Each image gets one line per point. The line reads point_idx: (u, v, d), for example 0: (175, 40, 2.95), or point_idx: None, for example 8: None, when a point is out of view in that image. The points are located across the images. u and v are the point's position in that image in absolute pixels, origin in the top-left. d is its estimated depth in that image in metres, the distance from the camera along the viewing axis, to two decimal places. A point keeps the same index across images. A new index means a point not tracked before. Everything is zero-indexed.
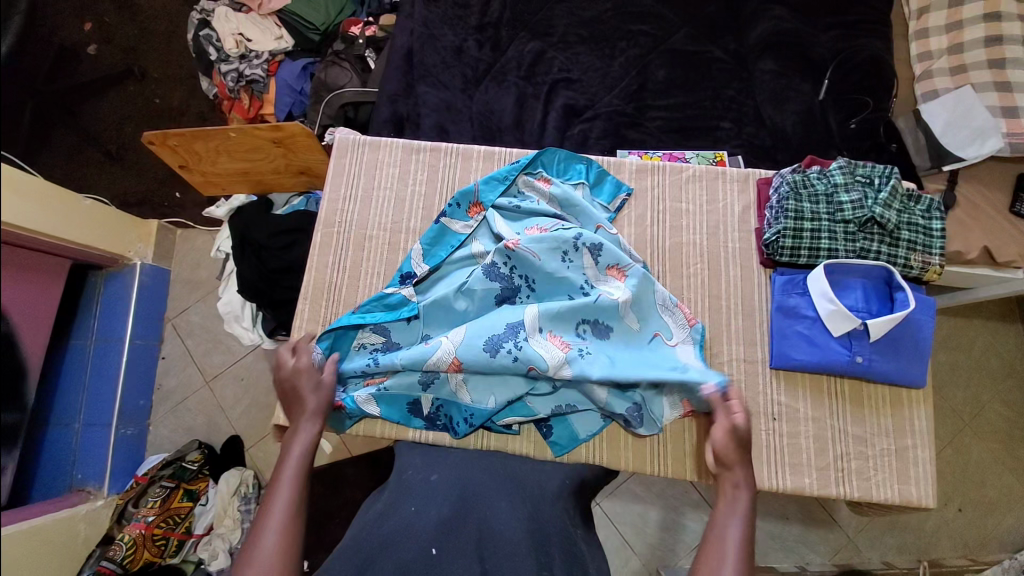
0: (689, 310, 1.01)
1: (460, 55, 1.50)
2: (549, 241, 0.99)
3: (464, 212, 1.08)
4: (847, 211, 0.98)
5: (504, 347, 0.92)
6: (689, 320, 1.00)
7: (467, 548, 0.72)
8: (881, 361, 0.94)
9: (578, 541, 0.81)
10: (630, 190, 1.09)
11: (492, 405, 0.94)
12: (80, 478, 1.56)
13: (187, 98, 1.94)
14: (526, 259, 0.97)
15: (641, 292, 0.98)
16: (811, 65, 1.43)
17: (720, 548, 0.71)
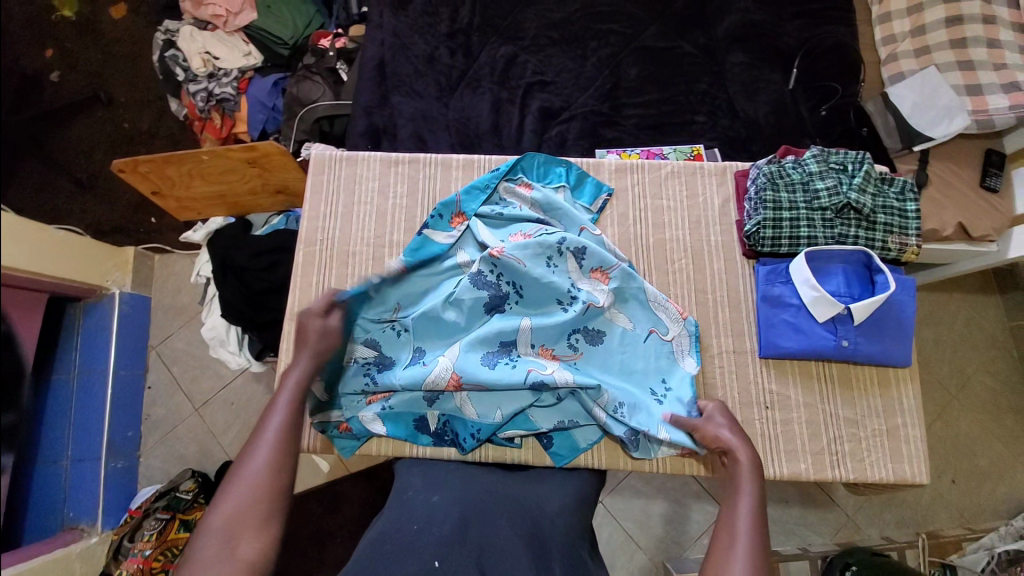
0: (680, 304, 1.03)
1: (433, 63, 1.49)
2: (534, 247, 0.99)
3: (446, 223, 1.07)
4: (823, 198, 1.00)
5: (502, 360, 0.95)
6: (682, 314, 1.01)
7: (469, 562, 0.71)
8: (866, 343, 0.96)
9: (584, 559, 0.81)
10: (611, 190, 1.10)
11: (498, 418, 0.95)
12: (72, 516, 1.51)
13: (157, 121, 1.90)
14: (513, 267, 0.97)
15: (625, 293, 1.01)
16: (779, 55, 1.46)
17: (735, 533, 0.73)
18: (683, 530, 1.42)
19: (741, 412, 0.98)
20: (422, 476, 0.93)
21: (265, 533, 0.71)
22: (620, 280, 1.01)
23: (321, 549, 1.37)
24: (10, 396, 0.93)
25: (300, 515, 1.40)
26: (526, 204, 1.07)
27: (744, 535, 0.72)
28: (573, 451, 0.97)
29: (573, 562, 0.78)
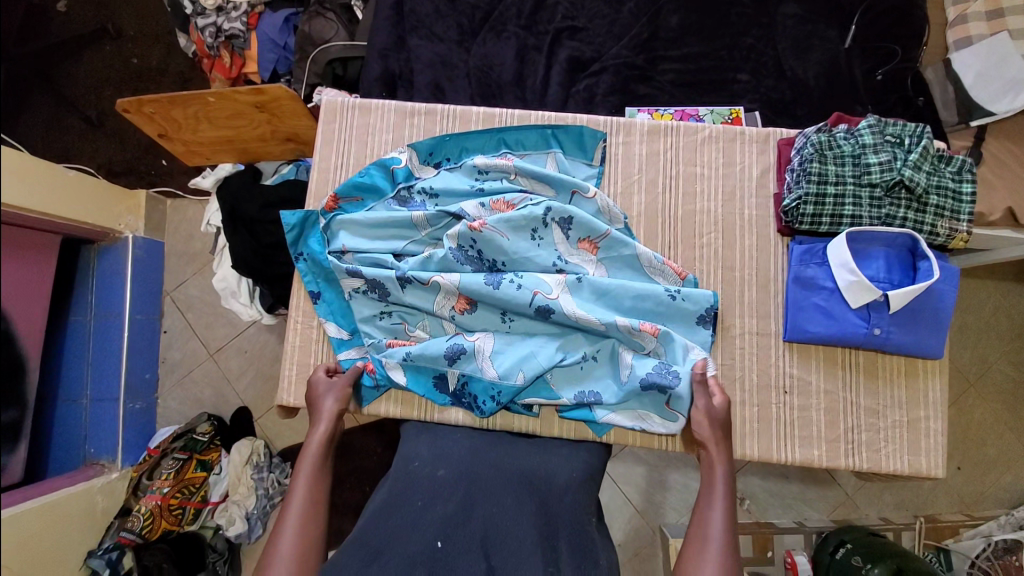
0: (678, 264, 0.97)
1: (454, 3, 1.38)
2: (516, 220, 0.94)
3: (437, 165, 1.05)
4: (874, 174, 0.91)
5: (505, 278, 0.92)
6: (679, 275, 0.96)
7: (472, 541, 0.74)
8: (899, 333, 0.91)
9: (591, 530, 0.82)
10: (606, 134, 1.02)
11: (520, 381, 0.92)
12: (93, 452, 1.58)
13: (166, 58, 1.82)
14: (493, 240, 0.93)
15: (619, 257, 0.96)
16: (837, 8, 1.31)
17: (702, 541, 0.77)
18: (680, 497, 1.44)
19: (758, 395, 0.95)
20: (431, 443, 0.92)
21: None
22: (611, 246, 0.96)
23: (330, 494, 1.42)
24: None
25: None
26: (509, 174, 0.99)
27: (712, 541, 0.77)
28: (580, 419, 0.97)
29: (577, 537, 0.79)
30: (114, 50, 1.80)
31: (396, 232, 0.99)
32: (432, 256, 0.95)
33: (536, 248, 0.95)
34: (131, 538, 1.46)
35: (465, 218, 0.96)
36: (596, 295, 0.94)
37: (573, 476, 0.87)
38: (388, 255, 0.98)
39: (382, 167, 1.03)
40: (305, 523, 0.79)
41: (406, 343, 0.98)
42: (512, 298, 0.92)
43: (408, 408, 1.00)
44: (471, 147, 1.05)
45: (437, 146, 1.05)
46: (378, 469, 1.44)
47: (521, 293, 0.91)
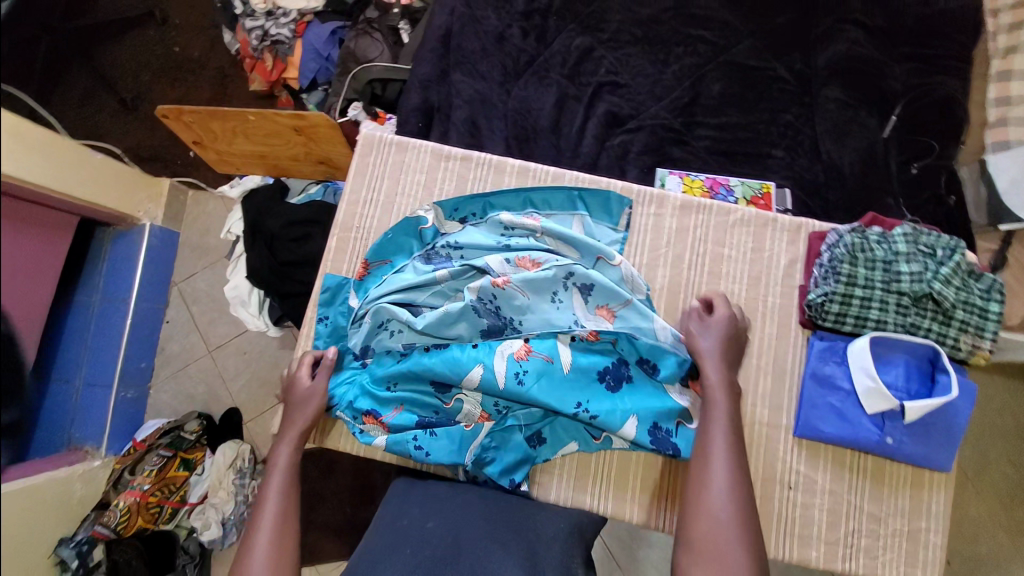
0: None
1: (502, 43, 1.39)
2: (540, 280, 0.93)
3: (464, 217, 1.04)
4: (904, 283, 0.90)
5: (505, 334, 0.95)
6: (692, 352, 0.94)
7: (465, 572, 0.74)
8: (910, 443, 0.89)
9: None
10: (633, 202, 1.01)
11: (521, 299, 0.93)
12: (78, 436, 1.55)
13: (208, 50, 1.85)
14: (512, 298, 0.93)
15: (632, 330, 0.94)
16: (879, 97, 1.32)
17: (706, 450, 0.78)
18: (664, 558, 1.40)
19: (763, 486, 0.92)
20: (421, 491, 0.91)
21: None
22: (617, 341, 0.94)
23: (311, 509, 1.40)
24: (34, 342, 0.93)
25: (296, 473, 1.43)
26: (535, 233, 0.99)
27: (714, 449, 0.78)
28: (575, 489, 0.95)
29: None
30: (158, 37, 1.83)
31: (409, 280, 0.98)
32: (449, 311, 0.93)
33: (523, 342, 0.92)
34: (106, 533, 1.43)
35: (489, 274, 0.95)
36: (564, 392, 0.90)
37: (559, 529, 0.86)
38: (402, 311, 0.95)
39: (409, 228, 1.02)
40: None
41: (376, 425, 0.95)
42: (490, 381, 0.90)
43: (403, 459, 0.98)
44: (498, 203, 1.04)
45: (463, 203, 1.04)
46: (361, 492, 1.42)
47: (502, 380, 0.90)
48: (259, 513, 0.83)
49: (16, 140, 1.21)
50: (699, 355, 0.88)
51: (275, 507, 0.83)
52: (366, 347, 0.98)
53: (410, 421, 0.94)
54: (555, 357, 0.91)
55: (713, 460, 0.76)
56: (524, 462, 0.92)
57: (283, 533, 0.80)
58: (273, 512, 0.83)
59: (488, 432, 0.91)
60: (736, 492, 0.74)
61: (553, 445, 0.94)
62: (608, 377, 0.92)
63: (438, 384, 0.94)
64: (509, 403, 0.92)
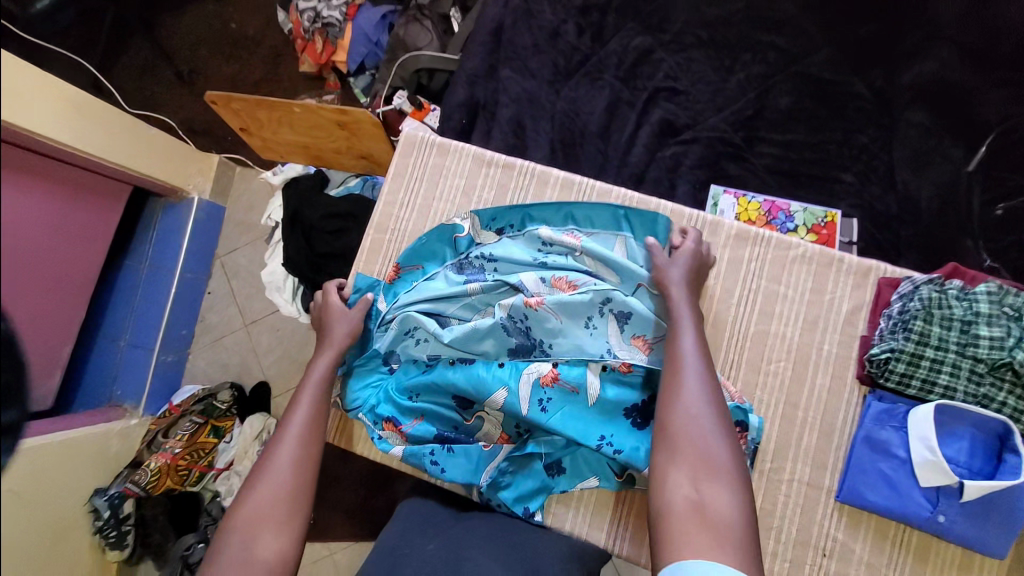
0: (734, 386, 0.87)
1: (555, 39, 1.32)
2: (573, 303, 0.88)
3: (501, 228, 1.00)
4: (982, 348, 0.80)
5: (533, 355, 0.90)
6: (735, 397, 0.85)
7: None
8: (963, 525, 0.80)
9: None
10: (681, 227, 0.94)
11: (552, 321, 0.89)
12: (119, 394, 1.64)
13: (263, 28, 1.86)
14: (544, 320, 0.89)
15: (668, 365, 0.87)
16: (969, 125, 1.17)
17: (678, 363, 0.76)
18: None
19: (794, 549, 0.85)
20: (426, 516, 0.90)
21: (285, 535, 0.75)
22: (651, 376, 0.88)
23: (327, 487, 1.43)
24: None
25: None
26: (575, 251, 0.94)
27: (688, 361, 0.76)
28: (590, 525, 0.91)
29: None
30: (217, 12, 1.86)
31: (440, 289, 0.95)
32: (476, 326, 0.90)
33: (551, 366, 0.88)
34: (135, 491, 1.48)
35: (523, 292, 0.91)
36: (588, 423, 0.87)
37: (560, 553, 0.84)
38: (430, 321, 0.93)
39: (443, 234, 0.99)
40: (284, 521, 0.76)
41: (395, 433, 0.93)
42: (513, 405, 0.87)
43: (418, 471, 0.96)
44: (538, 215, 0.99)
45: (502, 213, 0.99)
46: (377, 483, 1.44)
47: (525, 405, 0.87)
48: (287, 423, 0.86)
49: (64, 109, 1.25)
50: (666, 282, 0.86)
51: (302, 421, 0.87)
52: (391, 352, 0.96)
53: (429, 433, 0.92)
54: (581, 389, 0.87)
55: (688, 373, 0.74)
56: (541, 491, 0.90)
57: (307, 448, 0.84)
58: (301, 424, 0.86)
59: (507, 456, 0.90)
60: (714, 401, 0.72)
61: (572, 477, 0.90)
62: (635, 413, 0.87)
63: (460, 399, 0.92)
64: (531, 427, 0.90)
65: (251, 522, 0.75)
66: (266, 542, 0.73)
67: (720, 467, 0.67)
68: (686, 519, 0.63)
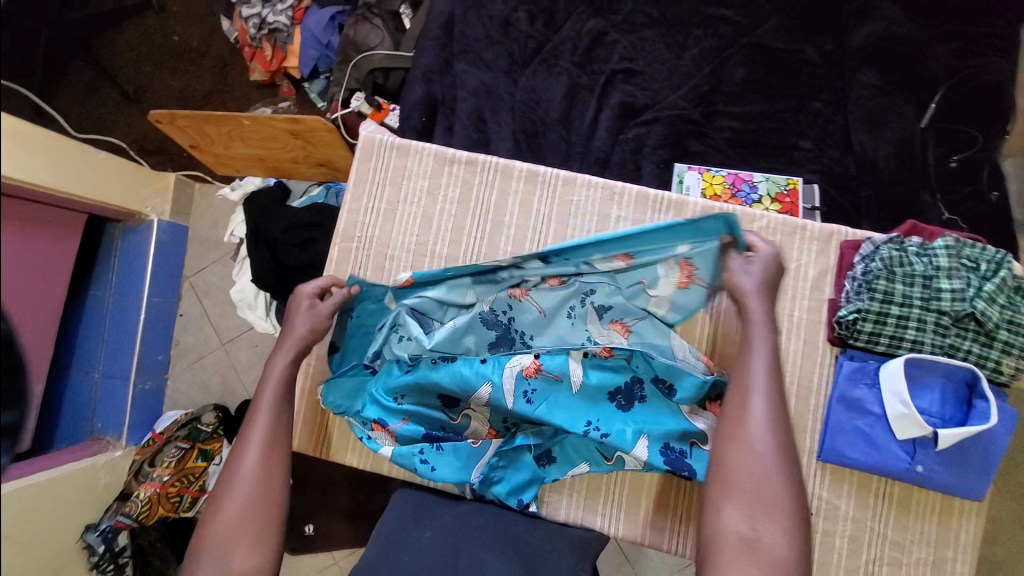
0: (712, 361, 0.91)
1: (508, 28, 1.30)
2: (559, 293, 0.91)
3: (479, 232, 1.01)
4: (944, 301, 0.82)
5: (515, 345, 0.92)
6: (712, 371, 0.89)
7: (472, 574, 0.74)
8: (942, 472, 0.83)
9: None
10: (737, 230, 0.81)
11: (535, 313, 0.91)
12: (100, 427, 1.58)
13: (207, 39, 1.80)
14: (529, 313, 0.92)
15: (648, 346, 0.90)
16: (919, 82, 1.21)
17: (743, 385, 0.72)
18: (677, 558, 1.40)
19: None
20: (421, 500, 0.91)
21: (259, 549, 0.73)
22: (632, 358, 0.89)
23: (323, 498, 1.41)
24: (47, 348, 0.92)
25: (309, 466, 1.43)
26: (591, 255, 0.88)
27: (755, 383, 0.71)
28: (585, 509, 0.92)
29: None
30: (157, 25, 1.77)
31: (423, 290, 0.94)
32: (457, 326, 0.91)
33: (532, 357, 0.87)
34: (128, 522, 1.44)
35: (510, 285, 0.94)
36: (574, 409, 0.87)
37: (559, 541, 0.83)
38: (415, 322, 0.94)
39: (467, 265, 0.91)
40: (257, 525, 0.74)
41: (383, 433, 0.92)
42: (497, 399, 0.87)
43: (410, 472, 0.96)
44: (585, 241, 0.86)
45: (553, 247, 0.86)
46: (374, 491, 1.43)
47: (511, 399, 0.86)
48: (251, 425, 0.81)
49: (11, 143, 1.15)
50: (740, 291, 0.79)
51: (265, 421, 0.81)
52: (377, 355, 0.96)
53: (417, 433, 0.91)
54: (564, 377, 0.87)
55: (753, 399, 0.69)
56: (533, 482, 0.90)
57: (272, 450, 0.79)
58: (263, 425, 0.81)
59: (497, 451, 0.89)
60: (778, 429, 0.68)
61: (563, 465, 0.90)
62: (619, 396, 0.89)
63: (445, 398, 0.91)
64: (517, 421, 0.89)
65: (225, 532, 0.73)
66: (238, 553, 0.71)
67: (776, 506, 0.64)
68: (734, 556, 0.62)
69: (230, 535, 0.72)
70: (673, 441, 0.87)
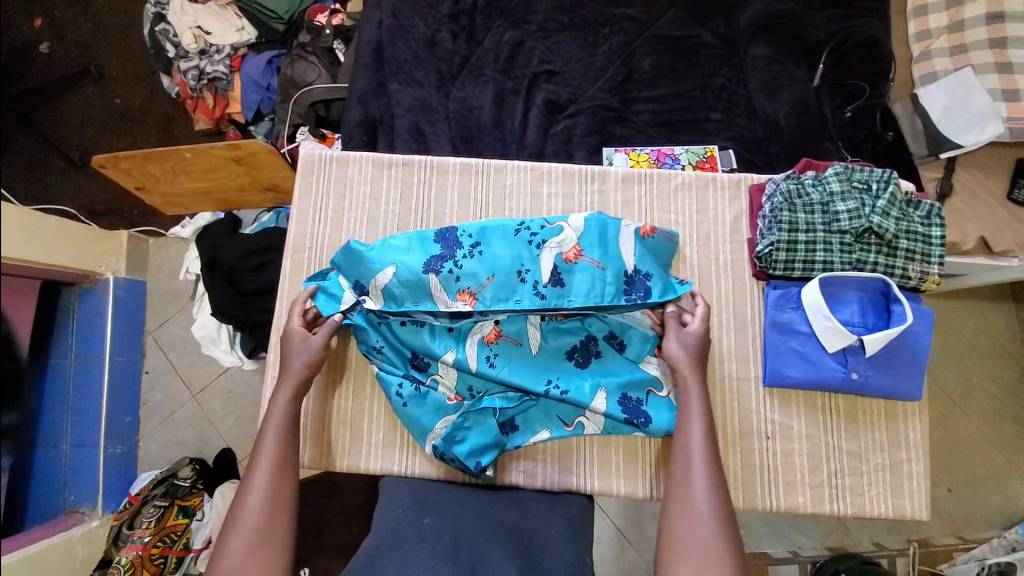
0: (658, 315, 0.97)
1: (434, 48, 1.41)
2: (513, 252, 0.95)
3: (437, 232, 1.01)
4: (843, 221, 0.93)
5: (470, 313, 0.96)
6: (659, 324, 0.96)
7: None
8: (876, 376, 0.91)
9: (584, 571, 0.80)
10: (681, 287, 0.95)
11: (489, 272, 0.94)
12: (73, 499, 1.53)
13: (150, 97, 1.82)
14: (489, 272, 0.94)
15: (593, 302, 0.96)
16: (805, 49, 1.36)
17: (685, 451, 0.80)
18: None
19: (740, 440, 0.93)
20: (411, 484, 0.94)
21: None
22: (586, 319, 0.96)
23: (317, 536, 1.35)
24: (9, 399, 0.89)
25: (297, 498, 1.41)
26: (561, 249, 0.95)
27: (693, 449, 0.79)
28: (559, 471, 0.96)
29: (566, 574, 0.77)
30: (97, 91, 1.80)
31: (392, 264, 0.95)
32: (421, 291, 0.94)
33: (492, 324, 0.95)
34: None
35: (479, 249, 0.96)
36: (534, 366, 0.93)
37: (552, 532, 0.85)
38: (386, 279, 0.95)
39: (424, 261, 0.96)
40: (265, 552, 0.75)
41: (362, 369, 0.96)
42: (462, 363, 0.93)
43: (387, 461, 0.98)
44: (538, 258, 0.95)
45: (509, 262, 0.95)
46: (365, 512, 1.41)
47: (475, 362, 0.93)
48: (257, 460, 0.83)
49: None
50: (673, 361, 0.88)
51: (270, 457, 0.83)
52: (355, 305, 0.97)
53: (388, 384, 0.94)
54: (523, 340, 0.95)
55: (695, 468, 0.77)
56: (493, 446, 0.91)
57: (281, 484, 0.81)
58: (270, 460, 0.83)
59: (461, 411, 0.92)
60: (715, 488, 0.76)
61: (525, 432, 0.94)
62: (576, 354, 0.95)
63: (415, 361, 0.96)
64: (484, 387, 0.94)
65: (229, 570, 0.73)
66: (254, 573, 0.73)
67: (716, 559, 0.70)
68: None
69: (240, 565, 0.73)
70: (631, 392, 0.93)
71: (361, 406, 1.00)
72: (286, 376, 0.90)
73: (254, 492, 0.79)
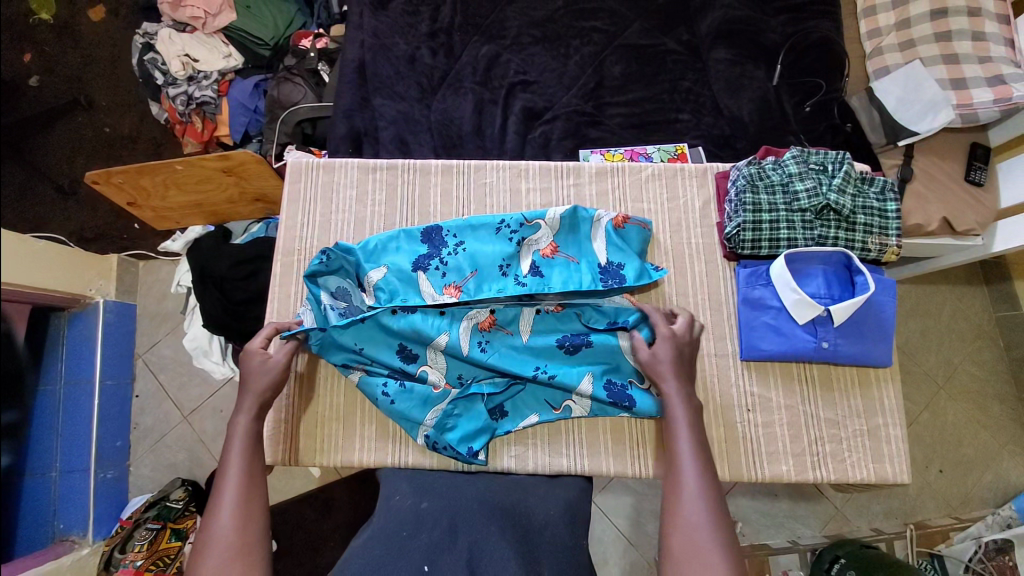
0: (635, 298, 1.01)
1: (414, 64, 1.48)
2: (493, 243, 1.00)
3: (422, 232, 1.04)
4: (803, 200, 0.99)
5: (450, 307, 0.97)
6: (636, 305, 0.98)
7: (457, 562, 0.71)
8: (846, 344, 0.96)
9: (582, 559, 0.80)
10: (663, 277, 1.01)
11: (471, 265, 0.99)
12: (62, 528, 1.49)
13: (138, 124, 1.85)
14: (472, 264, 0.99)
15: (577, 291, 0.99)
16: (764, 51, 1.45)
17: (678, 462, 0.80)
18: None
19: (723, 414, 0.97)
20: (410, 471, 0.97)
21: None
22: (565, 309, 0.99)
23: None
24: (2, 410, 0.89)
25: None
26: (538, 243, 1.01)
27: (684, 459, 0.80)
28: (550, 454, 0.98)
29: (557, 551, 0.79)
30: (86, 120, 1.83)
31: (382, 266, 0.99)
32: (404, 287, 0.98)
33: (488, 312, 0.98)
34: None
35: (460, 244, 1.01)
36: (523, 352, 0.97)
37: (552, 513, 0.86)
38: (371, 279, 0.97)
39: (407, 261, 1.00)
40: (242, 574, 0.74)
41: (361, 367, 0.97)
42: (455, 349, 0.95)
43: (382, 454, 1.00)
44: (514, 253, 1.00)
45: (494, 257, 0.99)
46: None
47: (466, 346, 0.95)
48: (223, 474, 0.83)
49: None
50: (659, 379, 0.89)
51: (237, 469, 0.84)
52: (348, 303, 1.00)
53: (376, 381, 0.96)
54: (515, 329, 0.98)
55: (688, 476, 0.78)
56: (485, 430, 0.95)
57: (249, 503, 0.80)
58: (236, 482, 0.82)
59: (450, 400, 0.96)
60: (710, 497, 0.76)
61: (515, 417, 0.98)
62: (566, 344, 0.97)
63: (403, 353, 0.97)
64: (472, 373, 0.97)
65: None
66: None
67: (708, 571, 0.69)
68: None
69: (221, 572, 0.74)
70: (618, 374, 0.97)
71: (354, 401, 1.02)
72: (245, 396, 0.90)
73: (223, 514, 0.79)
